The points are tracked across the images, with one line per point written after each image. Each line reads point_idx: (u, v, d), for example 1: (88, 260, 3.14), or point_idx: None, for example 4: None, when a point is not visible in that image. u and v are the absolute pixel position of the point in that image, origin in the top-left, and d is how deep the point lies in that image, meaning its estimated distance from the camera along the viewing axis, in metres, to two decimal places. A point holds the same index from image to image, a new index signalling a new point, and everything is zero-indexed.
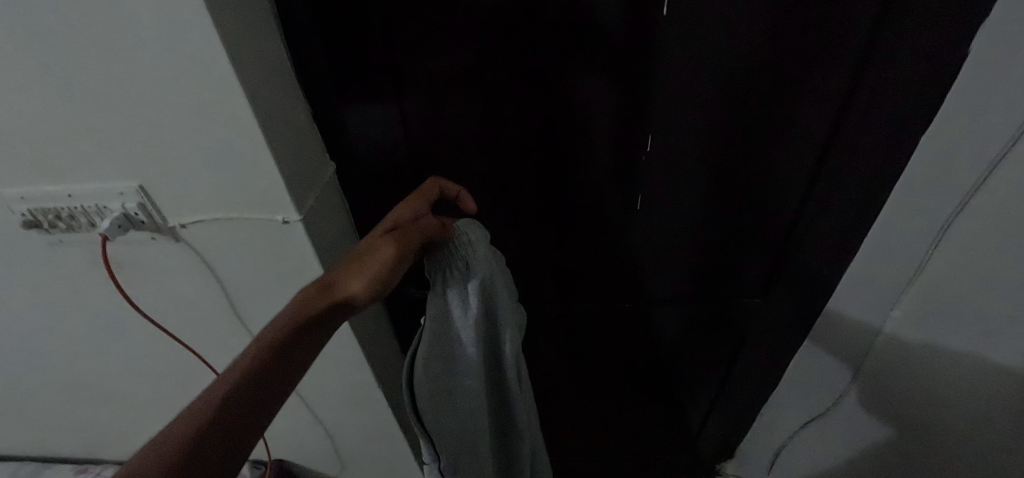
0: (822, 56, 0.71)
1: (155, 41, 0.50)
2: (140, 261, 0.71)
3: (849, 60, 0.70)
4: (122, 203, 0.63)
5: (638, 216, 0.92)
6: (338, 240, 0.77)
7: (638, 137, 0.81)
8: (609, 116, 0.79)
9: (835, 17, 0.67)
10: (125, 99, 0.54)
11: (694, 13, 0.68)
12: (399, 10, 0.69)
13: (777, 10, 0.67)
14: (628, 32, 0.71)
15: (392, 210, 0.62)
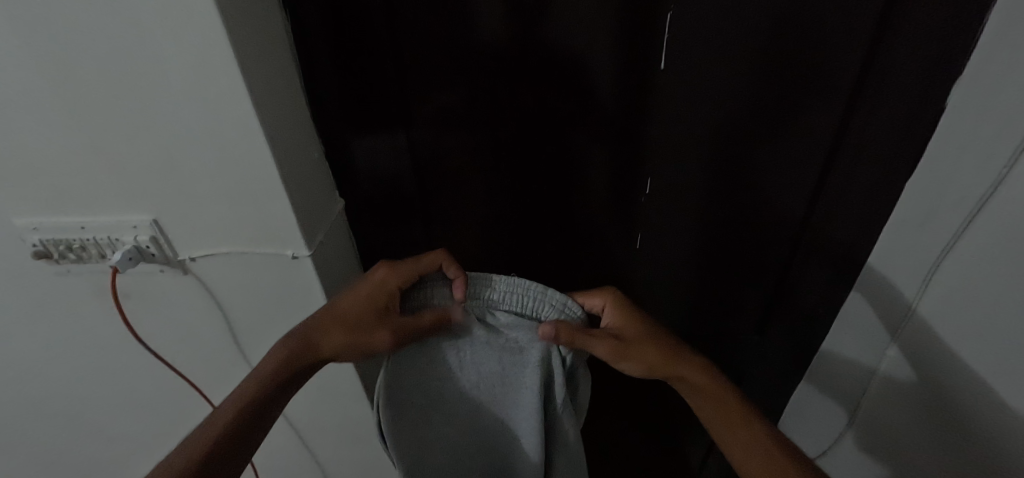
0: (805, 106, 0.73)
1: (182, 86, 0.53)
2: (147, 293, 0.72)
3: (832, 109, 0.72)
4: (135, 236, 0.64)
5: (638, 252, 0.94)
6: (344, 274, 0.79)
7: (633, 179, 0.84)
8: (608, 155, 0.82)
9: (817, 68, 0.69)
10: (147, 137, 0.57)
11: (685, 64, 0.71)
12: (409, 55, 0.72)
13: (761, 60, 0.70)
14: (624, 82, 0.74)
15: (388, 279, 0.60)
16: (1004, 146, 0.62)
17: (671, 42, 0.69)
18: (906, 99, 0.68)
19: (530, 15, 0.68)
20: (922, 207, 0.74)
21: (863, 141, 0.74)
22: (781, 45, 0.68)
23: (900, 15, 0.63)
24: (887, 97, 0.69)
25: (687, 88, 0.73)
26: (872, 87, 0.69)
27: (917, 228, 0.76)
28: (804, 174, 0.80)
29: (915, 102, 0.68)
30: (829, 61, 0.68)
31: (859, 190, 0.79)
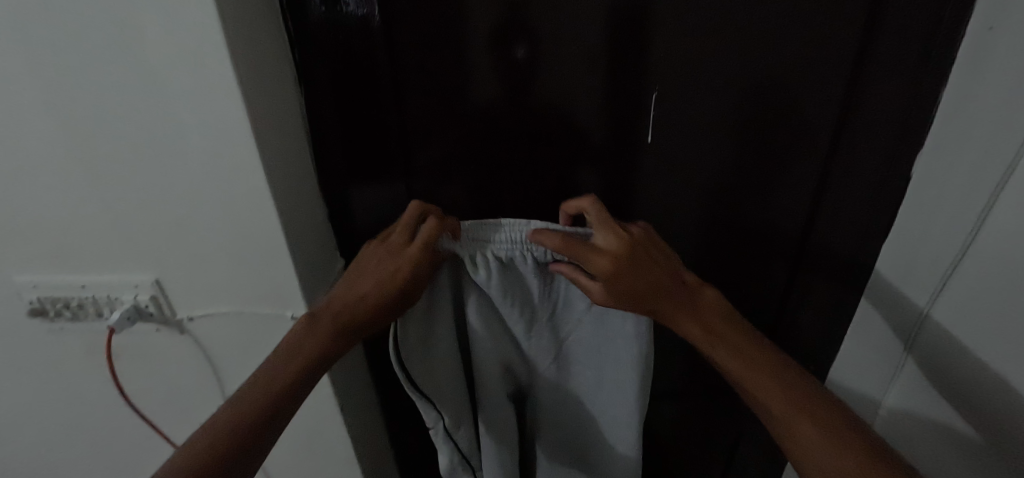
0: (784, 165, 0.77)
1: (197, 158, 0.55)
2: (139, 351, 0.71)
3: (808, 166, 0.77)
4: (134, 295, 0.65)
5: None
6: None
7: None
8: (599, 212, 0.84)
9: (795, 130, 0.73)
10: (156, 203, 0.59)
11: (672, 128, 0.74)
12: (409, 118, 0.75)
13: (744, 124, 0.74)
14: (613, 143, 0.77)
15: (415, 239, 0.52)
16: (969, 211, 0.64)
17: (660, 114, 0.73)
18: (874, 164, 0.75)
19: (528, 88, 0.72)
20: (901, 263, 0.78)
21: (840, 195, 0.79)
22: (762, 110, 0.72)
23: (869, 94, 0.69)
24: (857, 153, 0.74)
25: (671, 155, 0.77)
26: (845, 155, 0.75)
27: (900, 280, 0.78)
28: (790, 234, 0.84)
29: (882, 157, 0.74)
30: (806, 122, 0.73)
31: (840, 238, 0.83)
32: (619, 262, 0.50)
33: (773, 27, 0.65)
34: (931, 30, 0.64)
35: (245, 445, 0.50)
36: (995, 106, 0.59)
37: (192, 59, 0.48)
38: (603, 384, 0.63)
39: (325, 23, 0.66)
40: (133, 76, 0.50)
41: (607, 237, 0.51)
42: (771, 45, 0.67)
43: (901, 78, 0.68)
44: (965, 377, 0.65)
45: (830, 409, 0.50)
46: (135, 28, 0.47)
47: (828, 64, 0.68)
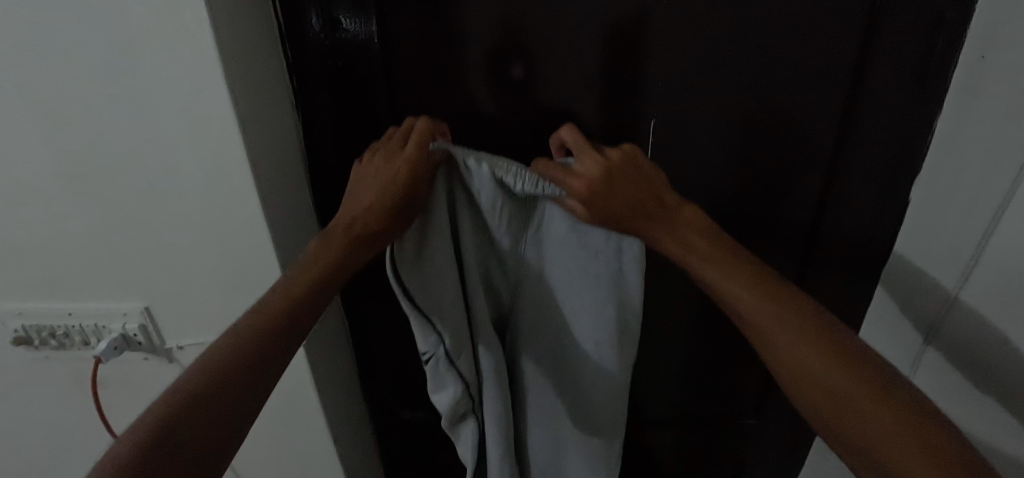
0: (785, 197, 0.74)
1: (192, 184, 0.54)
2: (126, 380, 0.69)
3: (810, 198, 0.74)
4: (123, 323, 0.63)
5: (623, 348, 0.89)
6: (337, 359, 0.77)
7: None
8: None
9: (800, 162, 0.71)
10: (148, 229, 0.57)
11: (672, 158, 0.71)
12: None
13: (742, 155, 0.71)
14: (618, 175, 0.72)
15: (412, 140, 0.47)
16: (968, 240, 0.59)
17: (660, 143, 0.70)
18: (881, 192, 0.71)
19: (518, 117, 0.68)
20: (902, 287, 0.74)
21: (843, 226, 0.76)
22: (763, 141, 0.69)
23: (865, 120, 0.67)
24: (861, 184, 0.72)
25: (680, 187, 0.73)
26: (846, 183, 0.72)
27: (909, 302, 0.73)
28: (784, 263, 0.80)
29: (882, 186, 0.71)
30: (810, 154, 0.70)
31: (850, 269, 0.79)
32: (591, 186, 0.45)
33: (773, 54, 0.63)
34: (924, 56, 0.61)
35: (241, 394, 0.38)
36: (988, 138, 0.57)
37: (190, 85, 0.48)
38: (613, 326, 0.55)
39: (320, 47, 0.63)
40: (130, 100, 0.49)
41: (584, 162, 0.46)
42: (762, 72, 0.64)
43: (902, 103, 0.65)
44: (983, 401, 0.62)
45: (871, 363, 0.39)
46: (134, 54, 0.46)
47: (831, 91, 0.65)
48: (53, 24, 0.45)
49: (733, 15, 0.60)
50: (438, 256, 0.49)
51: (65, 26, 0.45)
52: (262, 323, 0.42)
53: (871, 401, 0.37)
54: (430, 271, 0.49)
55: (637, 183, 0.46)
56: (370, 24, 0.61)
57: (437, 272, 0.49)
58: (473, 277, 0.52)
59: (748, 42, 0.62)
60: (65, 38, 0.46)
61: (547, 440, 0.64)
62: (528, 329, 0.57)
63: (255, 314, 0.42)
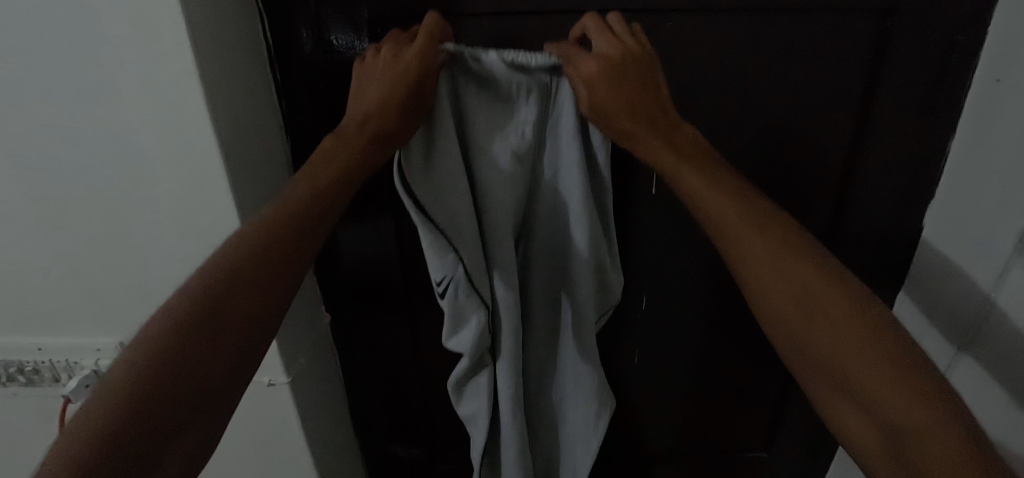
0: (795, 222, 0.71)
1: (171, 214, 0.51)
2: None
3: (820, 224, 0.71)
4: (96, 360, 0.59)
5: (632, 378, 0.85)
6: (326, 393, 0.73)
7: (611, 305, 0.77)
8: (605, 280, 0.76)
9: (807, 186, 0.69)
10: (124, 260, 0.54)
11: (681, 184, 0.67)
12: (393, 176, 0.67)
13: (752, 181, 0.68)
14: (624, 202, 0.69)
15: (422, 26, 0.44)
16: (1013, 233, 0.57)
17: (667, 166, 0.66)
18: (889, 214, 0.70)
19: None
20: (927, 294, 0.71)
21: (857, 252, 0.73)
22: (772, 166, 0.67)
23: (871, 147, 0.65)
24: (869, 210, 0.70)
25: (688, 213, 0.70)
26: (854, 207, 0.69)
27: (941, 313, 0.70)
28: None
29: (893, 212, 0.69)
30: (816, 177, 0.68)
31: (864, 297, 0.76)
32: (608, 61, 0.42)
33: (780, 76, 0.61)
34: (933, 82, 0.60)
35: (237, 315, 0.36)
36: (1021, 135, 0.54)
37: (170, 109, 0.45)
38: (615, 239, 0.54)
39: (309, 65, 0.59)
40: (106, 125, 0.46)
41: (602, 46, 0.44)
42: (771, 94, 0.62)
43: (910, 129, 0.63)
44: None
45: (850, 290, 0.36)
46: (110, 77, 0.44)
47: (839, 114, 0.63)
48: (23, 44, 0.42)
49: (740, 36, 0.58)
50: (453, 166, 0.46)
51: (34, 48, 0.42)
52: (277, 229, 0.39)
53: (838, 324, 0.35)
54: (437, 181, 0.46)
55: (645, 67, 0.43)
56: (362, 41, 0.58)
57: (450, 180, 0.46)
58: (485, 186, 0.48)
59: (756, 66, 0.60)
60: (35, 61, 0.43)
61: (552, 383, 0.63)
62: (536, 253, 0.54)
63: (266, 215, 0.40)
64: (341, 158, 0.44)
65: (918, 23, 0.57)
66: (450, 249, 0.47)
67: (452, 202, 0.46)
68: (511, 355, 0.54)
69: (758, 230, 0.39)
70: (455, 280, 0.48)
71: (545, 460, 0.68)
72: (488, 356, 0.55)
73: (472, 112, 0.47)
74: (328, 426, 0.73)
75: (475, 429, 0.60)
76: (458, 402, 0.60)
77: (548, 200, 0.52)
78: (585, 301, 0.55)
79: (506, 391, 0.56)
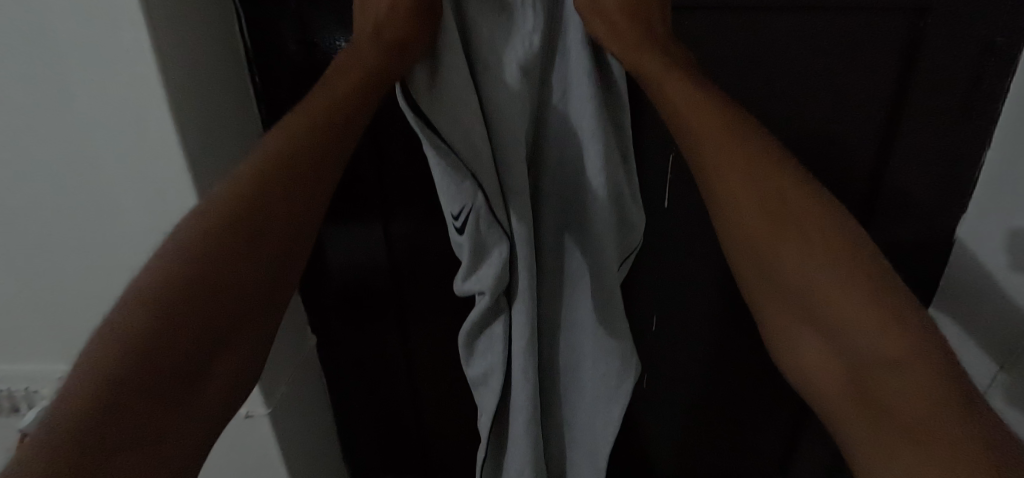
0: None
1: (137, 231, 0.46)
2: None
3: None
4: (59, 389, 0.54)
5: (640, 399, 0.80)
6: (313, 420, 0.68)
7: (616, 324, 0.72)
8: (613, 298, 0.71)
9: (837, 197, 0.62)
10: (86, 282, 0.49)
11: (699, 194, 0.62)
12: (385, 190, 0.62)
13: None
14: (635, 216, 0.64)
15: None
16: None
17: (679, 178, 0.61)
18: (920, 240, 0.62)
19: None
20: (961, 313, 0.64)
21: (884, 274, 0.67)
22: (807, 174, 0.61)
23: (897, 165, 0.58)
24: (900, 231, 0.63)
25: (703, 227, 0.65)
26: (880, 230, 0.63)
27: (976, 336, 0.64)
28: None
29: (921, 236, 0.62)
30: (847, 184, 0.61)
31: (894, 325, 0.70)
32: None
33: (796, 81, 0.55)
34: (968, 92, 0.53)
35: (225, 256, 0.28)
36: None
37: (132, 118, 0.40)
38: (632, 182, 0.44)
39: (293, 68, 0.54)
40: (60, 134, 0.41)
41: None
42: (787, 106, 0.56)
43: (941, 147, 0.57)
44: None
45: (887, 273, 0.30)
46: (63, 81, 0.39)
47: (862, 127, 0.57)
48: None
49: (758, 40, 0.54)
50: (458, 65, 0.35)
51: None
52: (308, 137, 0.33)
53: (842, 305, 0.29)
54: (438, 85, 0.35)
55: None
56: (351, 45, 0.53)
57: (455, 79, 0.35)
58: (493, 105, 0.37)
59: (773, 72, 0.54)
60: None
61: (570, 359, 0.53)
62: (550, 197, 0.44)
63: (297, 116, 0.34)
64: (357, 70, 0.36)
65: (952, 29, 0.50)
66: (454, 167, 0.36)
67: (460, 121, 0.36)
68: (530, 307, 0.43)
69: (751, 182, 0.32)
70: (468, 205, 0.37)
71: (555, 446, 0.59)
72: (505, 307, 0.45)
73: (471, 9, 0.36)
74: (313, 455, 0.68)
75: (484, 398, 0.50)
76: (467, 360, 0.49)
77: (560, 129, 0.41)
78: (610, 250, 0.45)
79: (523, 354, 0.45)
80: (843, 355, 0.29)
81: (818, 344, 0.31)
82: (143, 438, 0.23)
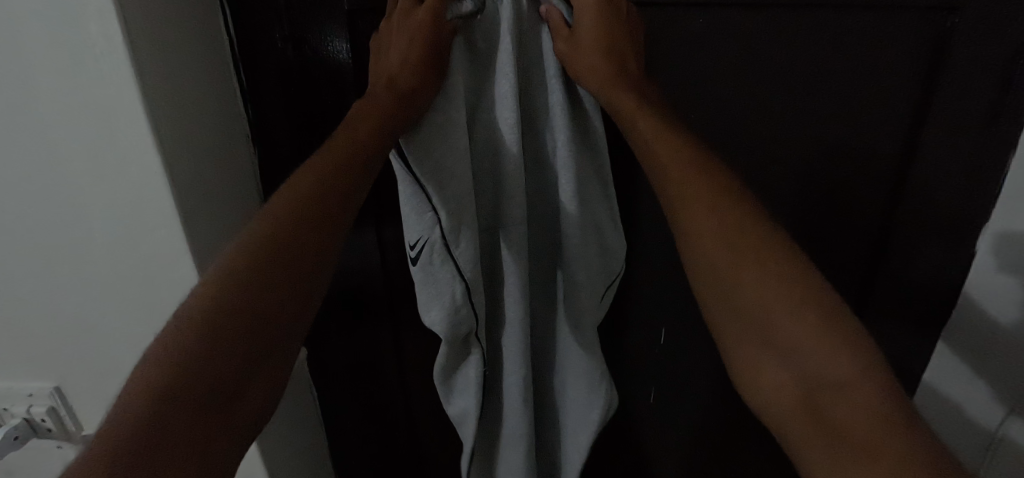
0: (842, 267, 0.62)
1: (107, 240, 0.42)
2: (39, 473, 0.55)
3: (863, 262, 0.61)
4: (29, 406, 0.50)
5: (647, 422, 0.75)
6: (300, 439, 0.64)
7: (616, 338, 0.68)
8: (621, 315, 0.67)
9: (849, 229, 0.59)
10: (56, 295, 0.45)
11: None
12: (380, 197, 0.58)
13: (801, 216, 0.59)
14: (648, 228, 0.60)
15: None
16: None
17: None
18: (943, 265, 0.58)
19: None
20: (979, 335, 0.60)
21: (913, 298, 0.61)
22: (818, 202, 0.58)
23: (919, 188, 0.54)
24: (926, 253, 0.58)
25: None
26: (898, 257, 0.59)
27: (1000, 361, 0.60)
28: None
29: (946, 258, 0.58)
30: (856, 215, 0.58)
31: None
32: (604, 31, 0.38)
33: (812, 86, 0.51)
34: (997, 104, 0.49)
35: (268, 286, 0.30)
36: None
37: (103, 120, 0.37)
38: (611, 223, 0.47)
39: (279, 66, 0.51)
40: (28, 131, 0.38)
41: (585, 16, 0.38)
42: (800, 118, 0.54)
43: None
44: None
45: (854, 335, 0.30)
46: (30, 76, 0.36)
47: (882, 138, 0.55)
48: None
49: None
50: (456, 135, 0.39)
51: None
52: (330, 180, 0.35)
53: (823, 358, 0.29)
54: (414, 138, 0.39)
55: (624, 29, 0.40)
56: (344, 54, 0.50)
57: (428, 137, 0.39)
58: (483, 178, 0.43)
59: (789, 74, 0.51)
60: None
61: (557, 386, 0.56)
62: (536, 240, 0.49)
63: (319, 159, 0.36)
64: (375, 113, 0.37)
65: None
66: (422, 219, 0.41)
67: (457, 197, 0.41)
68: (520, 341, 0.49)
69: (726, 249, 0.33)
70: (430, 249, 0.42)
71: (546, 461, 0.62)
72: (475, 344, 0.48)
73: (472, 89, 0.41)
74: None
75: (465, 430, 0.53)
76: (448, 400, 0.53)
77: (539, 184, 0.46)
78: (591, 277, 0.47)
79: (509, 377, 0.51)
80: (803, 384, 0.30)
81: (783, 375, 0.31)
82: (199, 433, 0.25)
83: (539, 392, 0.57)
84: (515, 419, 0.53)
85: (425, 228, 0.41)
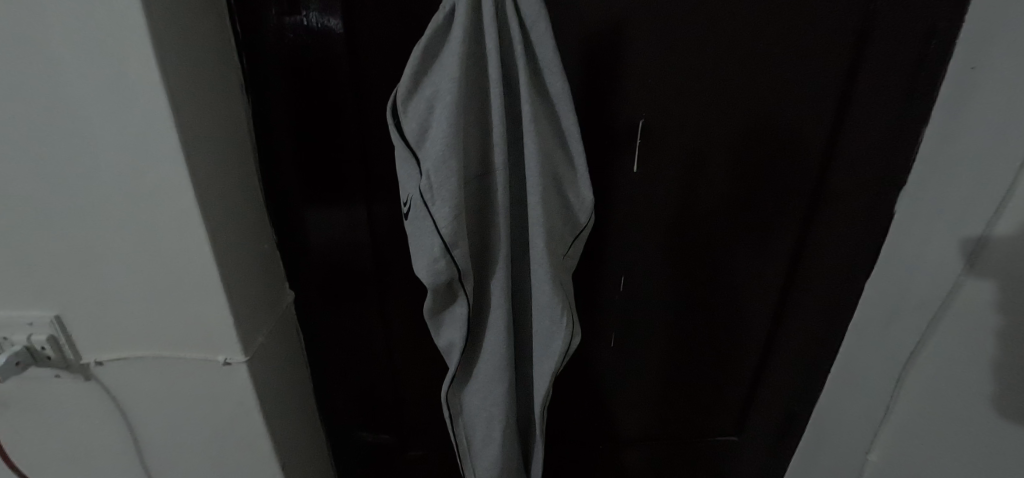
0: (778, 215, 0.72)
1: (113, 173, 0.46)
2: (35, 403, 0.58)
3: (798, 207, 0.72)
4: (28, 335, 0.53)
5: (608, 366, 0.82)
6: (288, 380, 0.67)
7: (584, 287, 0.75)
8: (586, 264, 0.73)
9: (784, 181, 0.69)
10: (60, 226, 0.48)
11: (669, 158, 0.67)
12: (363, 147, 0.62)
13: (739, 170, 0.69)
14: (611, 178, 0.68)
15: None
16: (996, 181, 0.55)
17: (639, 143, 0.66)
18: (860, 212, 0.69)
19: None
20: (894, 276, 0.69)
21: (835, 240, 0.72)
22: (760, 157, 0.68)
23: (847, 151, 0.66)
24: (849, 199, 0.69)
25: (672, 190, 0.69)
26: (829, 203, 0.70)
27: (891, 290, 0.70)
28: (776, 260, 0.75)
29: (866, 204, 0.69)
30: (793, 168, 0.69)
31: (826, 284, 0.75)
32: None
33: (760, 56, 0.61)
34: (911, 77, 0.61)
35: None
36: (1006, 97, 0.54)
37: (109, 52, 0.41)
38: (580, 179, 0.53)
39: (274, 20, 0.55)
40: (37, 59, 0.41)
41: None
42: (738, 80, 0.63)
43: (886, 120, 0.64)
44: (957, 345, 0.60)
45: None
46: (43, 5, 0.39)
47: (814, 104, 0.64)
48: None
49: (715, 21, 0.59)
50: (446, 102, 0.45)
51: None
52: None
53: None
54: (411, 109, 0.47)
55: None
56: (337, 15, 0.55)
57: (419, 116, 0.47)
58: (468, 136, 0.49)
59: (727, 44, 0.61)
60: None
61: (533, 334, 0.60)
62: (515, 192, 0.54)
63: None
64: None
65: (894, 14, 0.58)
66: (416, 167, 0.48)
67: (448, 157, 0.46)
68: (503, 286, 0.55)
69: None
70: (413, 200, 0.49)
71: (524, 403, 0.66)
72: (459, 289, 0.53)
73: (469, 63, 0.47)
74: (291, 415, 0.68)
75: (451, 359, 0.58)
76: (437, 331, 0.58)
77: (516, 141, 0.52)
78: (556, 227, 0.53)
79: (494, 314, 0.56)
80: None
81: None
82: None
83: (522, 334, 0.62)
84: (496, 354, 0.58)
85: (417, 177, 0.48)
